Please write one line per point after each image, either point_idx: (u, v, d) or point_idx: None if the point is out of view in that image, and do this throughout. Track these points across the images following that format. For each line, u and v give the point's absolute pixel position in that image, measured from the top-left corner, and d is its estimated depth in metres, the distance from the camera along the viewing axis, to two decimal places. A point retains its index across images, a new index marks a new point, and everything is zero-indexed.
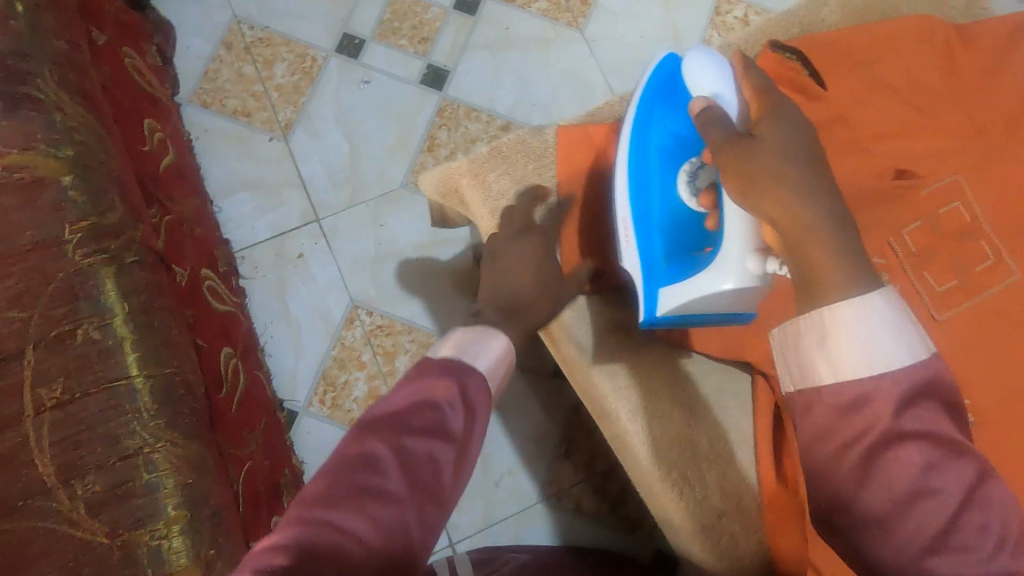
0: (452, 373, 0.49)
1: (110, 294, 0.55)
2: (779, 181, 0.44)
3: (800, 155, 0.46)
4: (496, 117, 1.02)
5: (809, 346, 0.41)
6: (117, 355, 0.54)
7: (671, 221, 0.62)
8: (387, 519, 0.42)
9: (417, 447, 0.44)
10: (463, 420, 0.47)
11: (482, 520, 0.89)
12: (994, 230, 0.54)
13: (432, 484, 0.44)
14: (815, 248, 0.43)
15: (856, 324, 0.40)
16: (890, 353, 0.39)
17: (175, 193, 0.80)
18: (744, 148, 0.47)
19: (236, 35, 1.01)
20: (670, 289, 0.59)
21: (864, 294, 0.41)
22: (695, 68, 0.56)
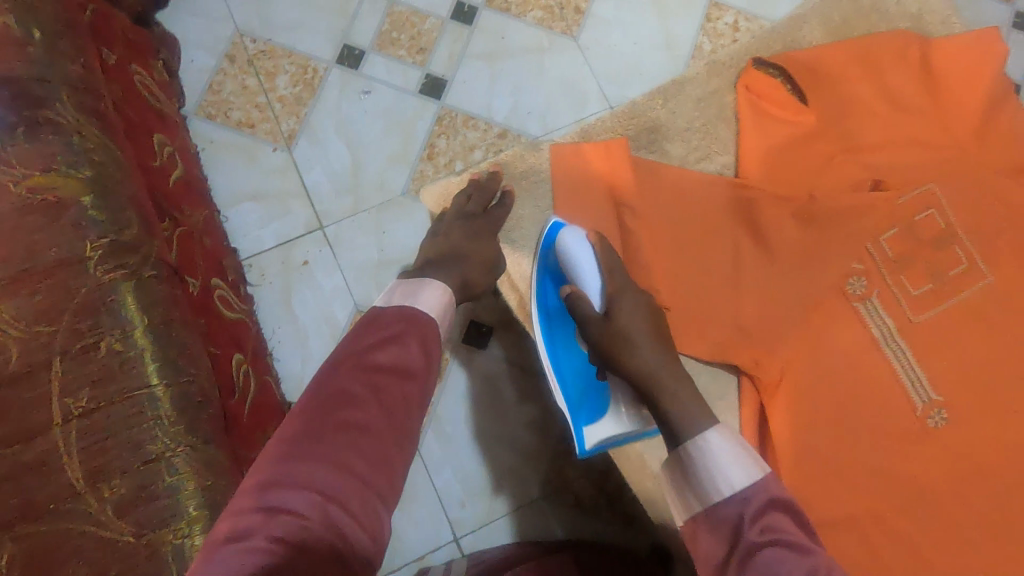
0: (403, 321, 0.58)
1: (130, 307, 0.58)
2: (629, 358, 0.58)
3: (638, 315, 0.61)
4: (494, 125, 1.04)
5: (687, 489, 0.53)
6: (138, 365, 0.57)
7: (573, 380, 0.70)
8: (369, 443, 0.51)
9: (388, 384, 0.54)
10: (419, 358, 0.57)
11: (484, 517, 0.93)
12: (965, 237, 0.58)
13: (400, 414, 0.54)
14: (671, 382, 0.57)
15: (707, 457, 0.52)
16: (731, 476, 0.51)
17: (186, 206, 0.83)
18: (602, 339, 0.60)
19: (239, 48, 1.04)
20: (592, 428, 0.67)
21: (704, 428, 0.53)
22: (568, 251, 0.64)
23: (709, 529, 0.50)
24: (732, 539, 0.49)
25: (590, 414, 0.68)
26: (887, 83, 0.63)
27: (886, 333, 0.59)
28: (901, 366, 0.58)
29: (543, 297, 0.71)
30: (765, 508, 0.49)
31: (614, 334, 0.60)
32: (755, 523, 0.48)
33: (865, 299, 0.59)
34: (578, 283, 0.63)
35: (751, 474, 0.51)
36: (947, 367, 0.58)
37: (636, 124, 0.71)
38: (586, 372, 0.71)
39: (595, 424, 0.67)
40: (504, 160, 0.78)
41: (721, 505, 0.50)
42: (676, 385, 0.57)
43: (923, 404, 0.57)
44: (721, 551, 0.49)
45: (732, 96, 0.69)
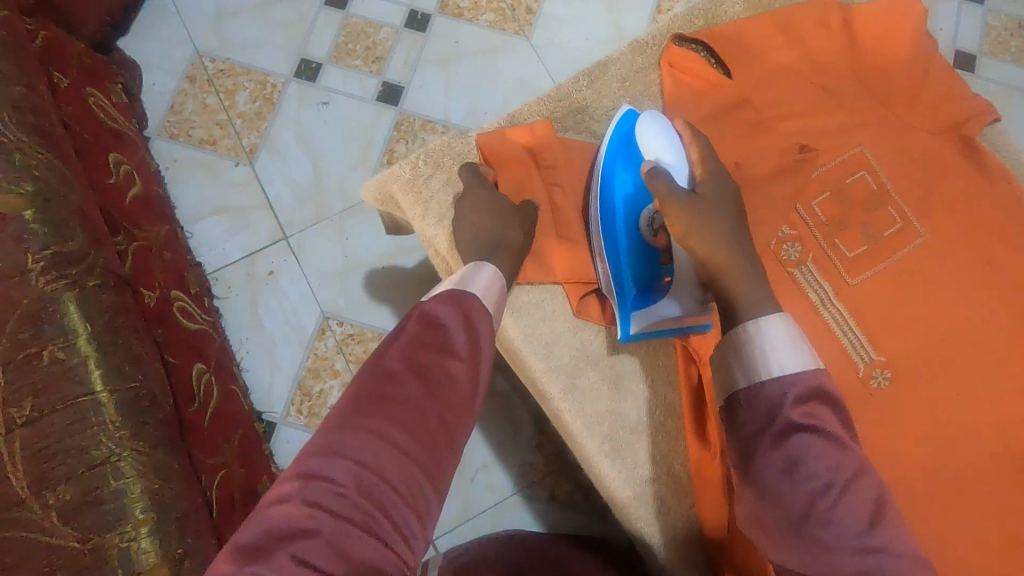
0: (453, 302, 0.54)
1: (72, 316, 0.59)
2: (707, 230, 0.57)
3: (733, 209, 0.59)
4: (452, 127, 1.06)
5: (732, 365, 0.52)
6: (82, 372, 0.58)
7: (632, 259, 0.64)
8: (412, 420, 0.47)
9: (433, 362, 0.50)
10: (465, 336, 0.53)
11: (459, 516, 0.92)
12: (897, 195, 0.59)
13: (447, 395, 0.50)
14: (738, 280, 0.55)
15: (762, 339, 0.51)
16: (784, 357, 0.50)
17: (143, 222, 0.84)
18: (689, 207, 0.57)
19: (199, 68, 1.06)
20: (641, 309, 0.64)
21: (768, 314, 0.52)
22: (649, 135, 0.64)
23: (745, 410, 0.50)
24: (767, 419, 0.48)
25: (635, 298, 0.64)
26: (811, 52, 0.64)
27: (825, 297, 0.58)
28: (840, 329, 0.57)
29: (613, 174, 0.64)
30: (808, 396, 0.49)
31: (694, 210, 0.57)
32: (796, 406, 0.48)
33: (801, 265, 0.59)
34: (661, 158, 0.63)
35: (803, 362, 0.50)
36: (887, 327, 0.57)
37: (563, 105, 0.72)
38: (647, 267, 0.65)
39: (646, 305, 0.64)
40: (431, 149, 0.73)
41: (768, 383, 0.49)
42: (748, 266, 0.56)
43: (866, 364, 0.57)
44: (757, 425, 0.49)
45: (656, 73, 0.72)
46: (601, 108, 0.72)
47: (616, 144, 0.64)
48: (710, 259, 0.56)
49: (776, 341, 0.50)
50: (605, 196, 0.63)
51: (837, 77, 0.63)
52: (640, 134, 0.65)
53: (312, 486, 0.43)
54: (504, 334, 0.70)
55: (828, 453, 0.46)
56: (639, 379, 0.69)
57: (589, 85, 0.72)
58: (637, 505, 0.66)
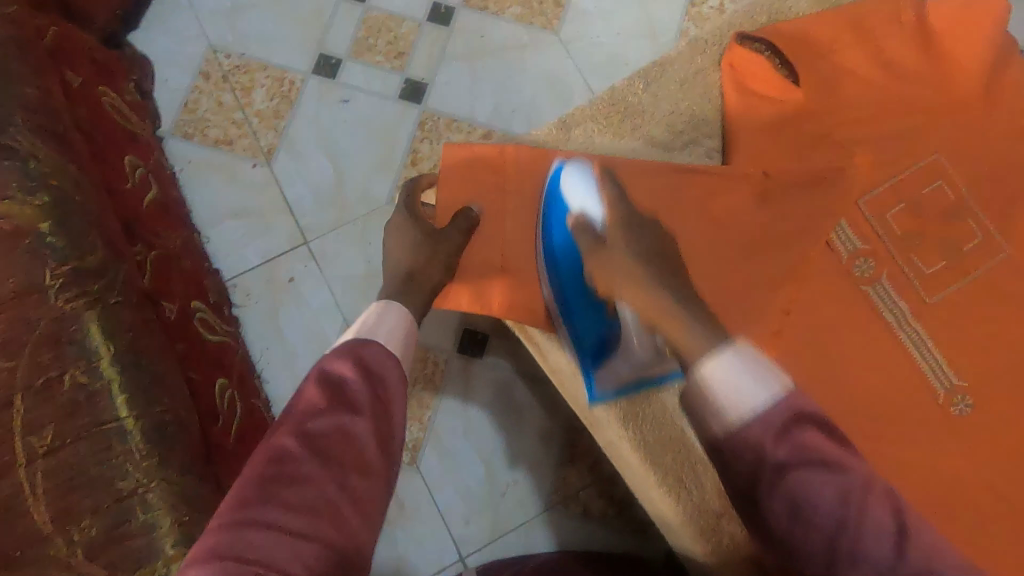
0: (347, 358, 0.52)
1: (95, 336, 0.55)
2: (627, 280, 0.54)
3: (647, 252, 0.55)
4: (477, 126, 1.01)
5: (700, 414, 0.47)
6: (106, 398, 0.54)
7: (584, 315, 0.63)
8: (313, 491, 0.45)
9: (325, 428, 0.48)
10: (365, 390, 0.50)
11: (489, 533, 0.89)
12: (977, 209, 0.56)
13: (346, 458, 0.47)
14: (669, 324, 0.51)
15: (717, 377, 0.46)
16: (747, 393, 0.44)
17: (161, 229, 0.80)
18: (599, 258, 0.56)
19: (213, 64, 1.01)
20: (602, 369, 0.63)
21: (717, 350, 0.47)
22: (569, 187, 0.60)
23: (730, 454, 0.45)
24: (757, 460, 0.43)
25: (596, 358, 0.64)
26: (883, 51, 0.59)
27: (901, 317, 0.56)
28: (919, 350, 0.56)
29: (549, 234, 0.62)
30: (791, 424, 0.44)
31: (608, 261, 0.56)
32: (782, 441, 0.43)
33: (874, 283, 0.56)
34: (585, 212, 0.59)
35: (768, 391, 0.44)
36: (963, 349, 0.55)
37: (617, 109, 0.72)
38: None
39: (605, 363, 0.63)
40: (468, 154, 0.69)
41: (743, 428, 0.44)
42: (677, 309, 0.51)
43: (946, 391, 0.55)
44: (747, 469, 0.44)
45: (715, 74, 0.71)
46: (656, 112, 0.71)
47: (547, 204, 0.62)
48: (645, 313, 0.53)
49: (732, 381, 0.45)
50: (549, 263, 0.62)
51: (912, 78, 0.58)
52: (562, 187, 0.61)
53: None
54: (556, 363, 0.67)
55: (831, 480, 0.42)
56: None
57: (645, 87, 0.72)
58: (688, 528, 0.64)
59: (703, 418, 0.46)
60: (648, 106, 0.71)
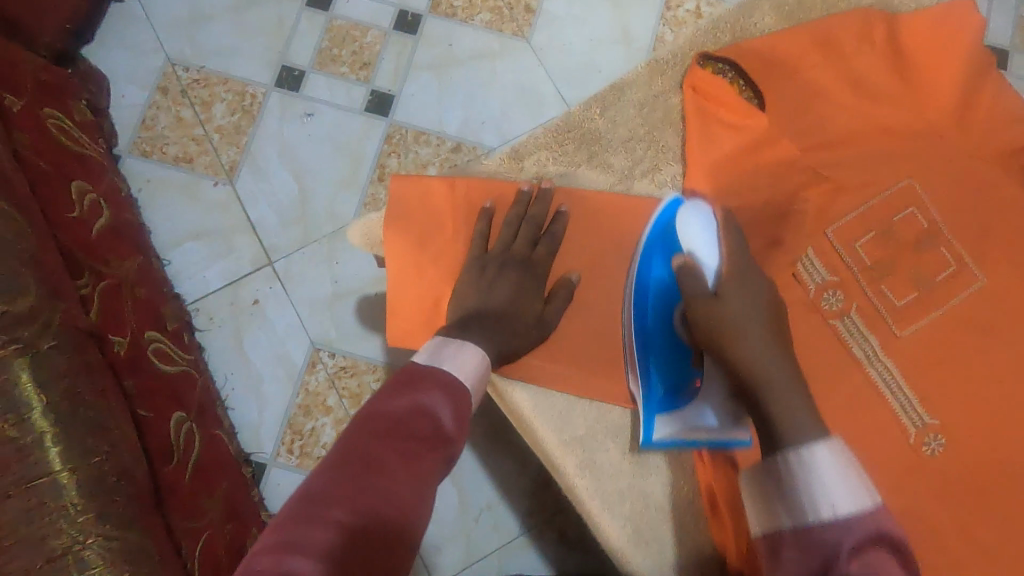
0: (444, 389, 0.47)
1: (25, 385, 0.52)
2: (743, 339, 0.51)
3: (759, 312, 0.52)
4: (446, 139, 0.98)
5: (775, 500, 0.45)
6: (37, 451, 0.51)
7: (660, 353, 0.62)
8: (380, 520, 0.39)
9: (418, 454, 0.42)
10: (457, 428, 0.46)
11: (463, 559, 0.87)
12: (951, 235, 0.54)
13: (424, 494, 0.42)
14: (780, 396, 0.48)
15: (806, 466, 0.43)
16: (833, 496, 0.41)
17: (112, 257, 0.77)
18: (713, 309, 0.52)
19: (171, 79, 0.98)
20: (668, 417, 0.62)
21: (812, 439, 0.44)
22: (685, 225, 0.58)
23: (795, 555, 0.42)
24: (820, 565, 0.40)
25: (662, 401, 0.62)
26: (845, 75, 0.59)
27: (870, 353, 0.55)
28: (888, 389, 0.54)
29: (648, 267, 0.60)
30: (868, 544, 0.40)
31: (720, 311, 0.52)
32: (854, 557, 0.39)
33: (846, 315, 0.55)
34: (695, 252, 0.56)
35: (858, 501, 0.41)
36: (937, 381, 0.54)
37: (575, 135, 0.73)
38: (673, 369, 0.62)
39: (671, 413, 0.62)
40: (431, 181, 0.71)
41: (817, 528, 0.41)
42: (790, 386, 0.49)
43: (917, 429, 0.54)
44: (806, 568, 0.41)
45: (677, 97, 0.72)
46: (615, 138, 0.72)
47: (655, 231, 0.60)
48: (746, 373, 0.50)
49: (826, 475, 0.42)
50: (639, 297, 0.61)
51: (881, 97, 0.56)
52: (679, 226, 0.58)
53: None
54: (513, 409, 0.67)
55: None
56: (660, 453, 0.67)
57: (602, 112, 0.73)
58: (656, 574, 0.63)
59: (778, 505, 0.44)
60: (606, 132, 0.73)
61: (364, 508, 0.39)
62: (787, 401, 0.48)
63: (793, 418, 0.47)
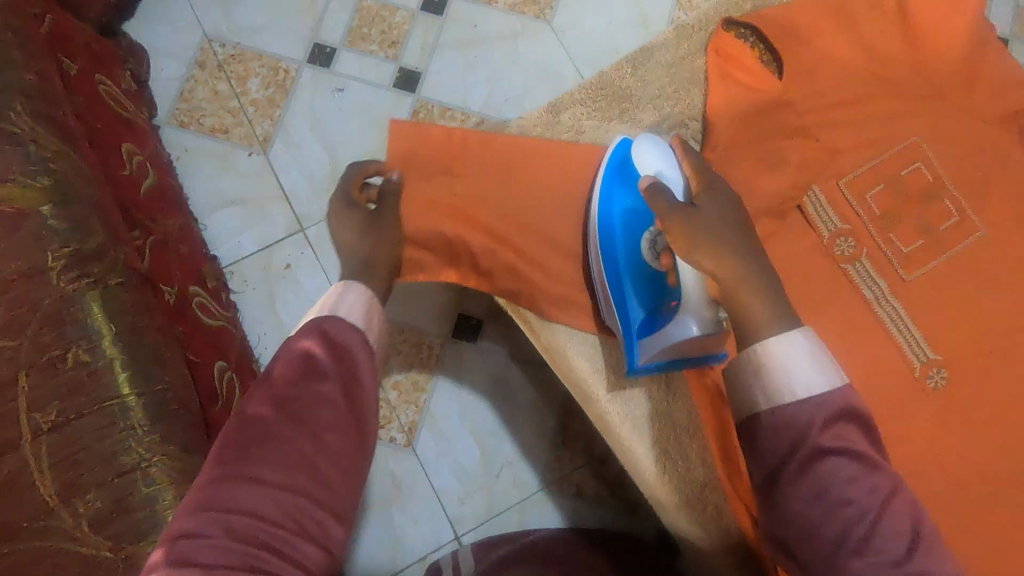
0: (311, 333, 0.50)
1: (96, 316, 0.56)
2: (711, 242, 0.56)
3: (726, 224, 0.57)
4: (471, 114, 1.03)
5: (753, 384, 0.52)
6: (108, 376, 0.55)
7: (634, 282, 0.68)
8: (289, 451, 0.45)
9: (299, 393, 0.47)
10: (340, 358, 0.50)
11: (484, 513, 0.91)
12: (953, 188, 0.61)
13: (321, 419, 0.47)
14: (742, 293, 0.55)
15: (783, 358, 0.51)
16: (807, 378, 0.49)
17: (159, 215, 0.81)
18: (684, 217, 0.57)
19: (208, 53, 1.02)
20: (648, 339, 0.65)
21: (787, 332, 0.52)
22: (640, 155, 0.66)
23: (771, 431, 0.50)
24: (798, 440, 0.48)
25: (641, 327, 0.67)
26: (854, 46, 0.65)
27: (879, 294, 0.62)
28: (896, 326, 0.61)
29: (610, 203, 0.69)
30: (834, 416, 0.49)
31: (691, 221, 0.56)
32: (825, 428, 0.48)
33: (856, 260, 0.62)
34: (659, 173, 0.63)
35: (829, 382, 0.49)
36: (935, 321, 0.61)
37: (607, 92, 0.79)
38: (647, 292, 0.67)
39: (649, 336, 0.66)
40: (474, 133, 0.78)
41: (792, 405, 0.49)
42: (755, 280, 0.55)
43: (922, 363, 0.61)
44: (784, 446, 0.48)
45: (701, 59, 0.78)
46: (644, 95, 0.78)
47: (613, 169, 0.69)
48: (716, 276, 0.56)
49: (797, 360, 0.50)
50: (608, 232, 0.69)
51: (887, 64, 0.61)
52: (637, 158, 0.66)
53: (180, 543, 0.41)
54: (549, 340, 0.74)
55: (859, 476, 0.46)
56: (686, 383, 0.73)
57: (632, 72, 0.79)
58: (677, 501, 0.69)
59: (759, 388, 0.51)
60: (634, 90, 0.79)
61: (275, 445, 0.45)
62: (758, 316, 0.54)
63: (769, 325, 0.53)
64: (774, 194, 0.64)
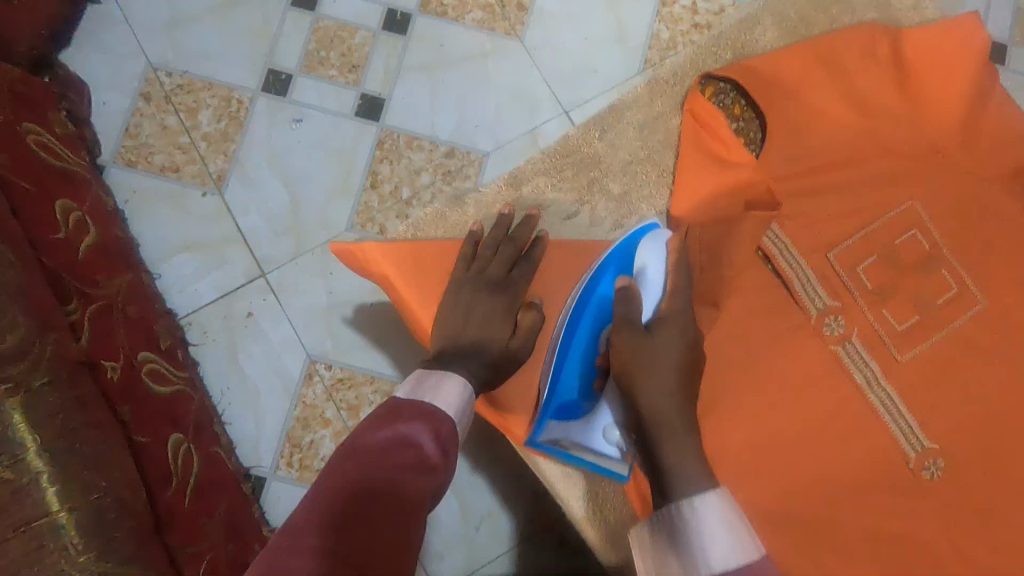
0: (424, 419, 0.53)
1: (19, 426, 0.51)
2: (649, 368, 0.59)
3: (672, 364, 0.59)
4: (439, 144, 0.96)
5: (668, 545, 0.51)
6: (35, 492, 0.51)
7: (574, 380, 0.67)
8: (384, 522, 0.44)
9: (410, 469, 0.48)
10: (435, 449, 0.51)
11: (465, 567, 0.87)
12: (952, 259, 0.58)
13: (411, 500, 0.47)
14: (655, 398, 0.58)
15: (695, 526, 0.50)
16: (721, 552, 0.49)
17: (100, 275, 0.75)
18: (638, 343, 0.60)
19: (154, 84, 0.95)
20: (558, 423, 0.67)
21: (701, 489, 0.52)
22: (644, 253, 0.66)
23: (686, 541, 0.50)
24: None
25: (558, 407, 0.67)
26: (835, 102, 0.63)
27: (871, 378, 0.59)
28: (889, 413, 0.58)
29: (596, 283, 0.65)
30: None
31: (643, 351, 0.59)
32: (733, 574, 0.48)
33: (847, 339, 0.59)
34: (640, 276, 0.65)
35: (743, 554, 0.49)
36: (934, 403, 0.58)
37: None
38: (583, 386, 0.68)
39: (565, 419, 0.67)
40: None
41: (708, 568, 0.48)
42: (676, 410, 0.57)
43: (917, 453, 0.58)
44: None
45: None
46: None
47: (613, 255, 0.66)
48: (643, 405, 0.58)
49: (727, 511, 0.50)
50: (581, 303, 0.65)
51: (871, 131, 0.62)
52: (638, 255, 0.66)
53: None
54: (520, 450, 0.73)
55: None
56: None
57: None
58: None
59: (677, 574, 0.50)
60: None
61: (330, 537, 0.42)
62: (679, 444, 0.56)
63: (687, 471, 0.54)
64: (753, 268, 0.62)
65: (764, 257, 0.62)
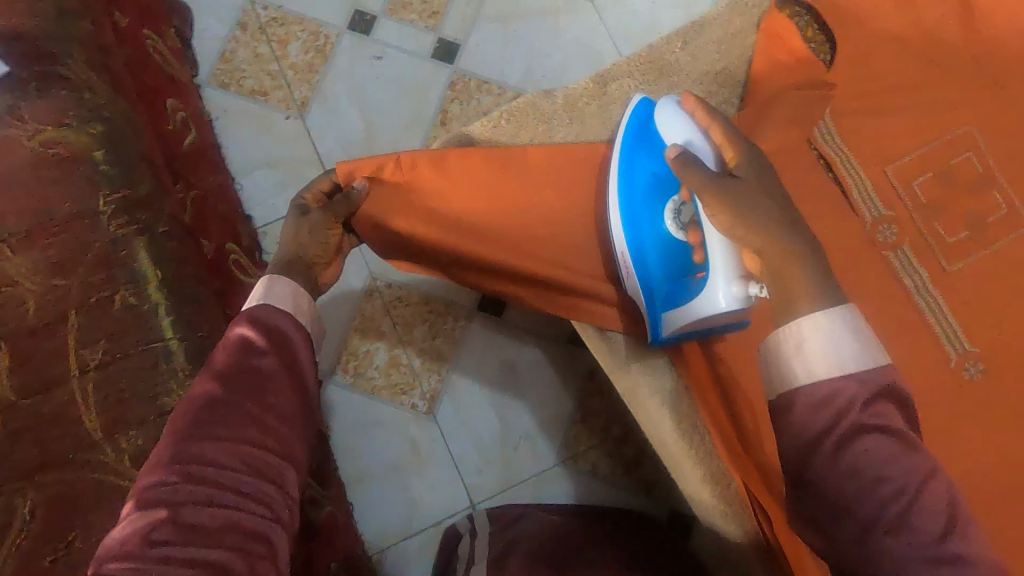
0: (256, 325, 0.49)
1: (143, 261, 0.58)
2: (754, 215, 0.49)
3: (772, 200, 0.50)
4: (508, 89, 1.02)
5: (785, 355, 0.46)
6: (153, 319, 0.57)
7: (657, 251, 0.60)
8: (242, 436, 0.44)
9: (255, 381, 0.46)
10: (273, 351, 0.49)
11: (500, 483, 0.92)
12: (1003, 181, 0.67)
13: (269, 406, 0.46)
14: (790, 270, 0.47)
15: (824, 326, 0.45)
16: (850, 355, 0.44)
17: (198, 171, 0.83)
18: (724, 189, 0.50)
19: (251, 15, 1.03)
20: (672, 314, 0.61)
21: (828, 307, 0.46)
22: (663, 118, 0.58)
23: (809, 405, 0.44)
24: (833, 418, 0.43)
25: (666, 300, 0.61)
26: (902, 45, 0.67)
27: (919, 283, 0.66)
28: (935, 317, 0.65)
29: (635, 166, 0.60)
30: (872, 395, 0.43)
31: (734, 193, 0.50)
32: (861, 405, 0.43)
33: (899, 247, 0.66)
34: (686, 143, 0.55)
35: (872, 361, 0.44)
36: (974, 314, 0.66)
37: (653, 66, 0.75)
38: (671, 269, 0.60)
39: (673, 308, 0.60)
40: (514, 107, 0.72)
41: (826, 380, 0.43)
42: (807, 252, 0.48)
43: (958, 355, 0.65)
44: (818, 424, 0.43)
45: (753, 37, 0.74)
46: (691, 70, 0.74)
47: (631, 133, 0.61)
48: (757, 250, 0.49)
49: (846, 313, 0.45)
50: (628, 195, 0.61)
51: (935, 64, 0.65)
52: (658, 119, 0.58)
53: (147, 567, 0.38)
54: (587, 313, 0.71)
55: (900, 456, 0.41)
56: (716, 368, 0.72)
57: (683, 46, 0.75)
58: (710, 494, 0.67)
59: (792, 347, 0.45)
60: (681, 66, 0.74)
61: (207, 501, 0.41)
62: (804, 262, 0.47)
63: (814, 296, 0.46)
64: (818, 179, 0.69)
65: (827, 166, 0.68)
